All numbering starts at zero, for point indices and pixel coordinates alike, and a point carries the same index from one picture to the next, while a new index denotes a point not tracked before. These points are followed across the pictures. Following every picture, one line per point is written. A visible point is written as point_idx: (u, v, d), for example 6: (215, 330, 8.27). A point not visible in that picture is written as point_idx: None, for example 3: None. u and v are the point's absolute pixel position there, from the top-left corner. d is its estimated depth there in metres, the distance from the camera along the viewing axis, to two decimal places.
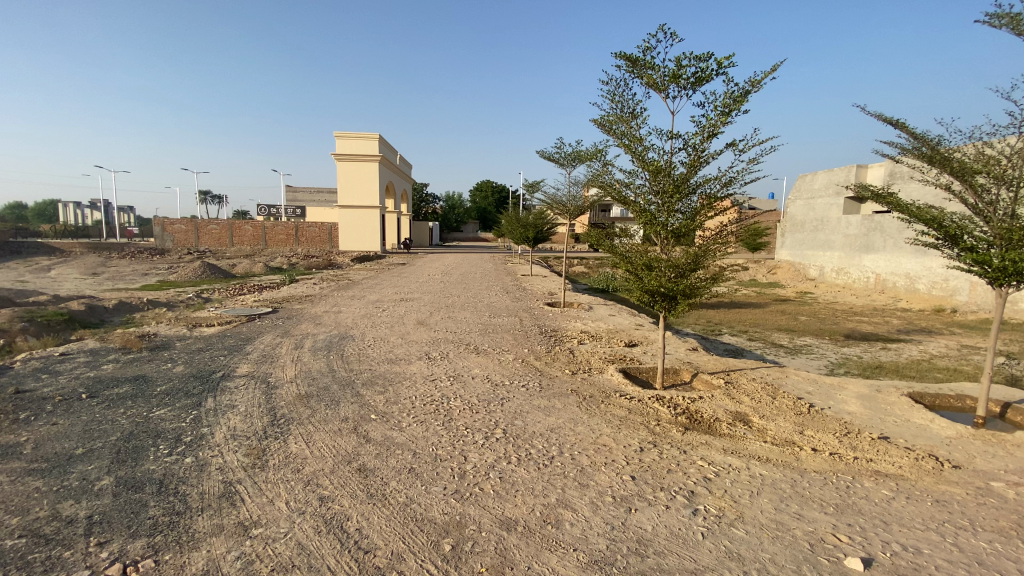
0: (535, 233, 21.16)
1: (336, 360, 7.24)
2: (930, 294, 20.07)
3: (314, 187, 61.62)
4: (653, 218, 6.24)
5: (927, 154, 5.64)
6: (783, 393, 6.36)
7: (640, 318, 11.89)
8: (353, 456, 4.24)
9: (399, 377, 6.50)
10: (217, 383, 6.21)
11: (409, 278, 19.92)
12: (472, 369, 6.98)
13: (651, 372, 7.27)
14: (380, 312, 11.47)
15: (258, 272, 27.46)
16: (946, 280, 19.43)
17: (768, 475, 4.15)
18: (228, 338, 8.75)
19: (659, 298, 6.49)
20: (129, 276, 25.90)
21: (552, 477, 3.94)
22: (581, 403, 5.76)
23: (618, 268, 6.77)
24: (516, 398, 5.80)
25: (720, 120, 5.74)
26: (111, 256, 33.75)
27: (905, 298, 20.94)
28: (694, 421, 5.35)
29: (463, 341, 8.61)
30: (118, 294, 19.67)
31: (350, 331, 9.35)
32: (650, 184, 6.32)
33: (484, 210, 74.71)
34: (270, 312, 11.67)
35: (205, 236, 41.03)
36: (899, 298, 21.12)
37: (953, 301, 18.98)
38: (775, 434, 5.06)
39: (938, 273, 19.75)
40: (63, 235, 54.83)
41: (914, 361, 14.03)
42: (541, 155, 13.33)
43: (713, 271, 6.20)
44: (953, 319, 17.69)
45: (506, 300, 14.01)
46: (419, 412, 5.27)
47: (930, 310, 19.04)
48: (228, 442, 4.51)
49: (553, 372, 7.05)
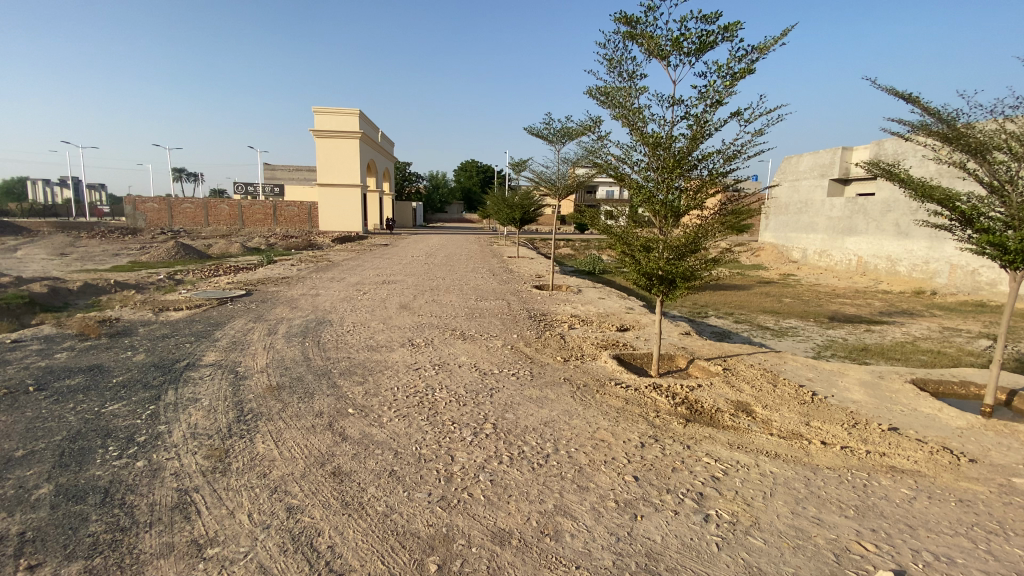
0: (521, 214, 20.65)
1: (312, 348, 6.76)
2: (910, 276, 20.18)
3: (292, 165, 59.79)
4: (652, 195, 5.79)
5: (941, 131, 5.29)
6: (783, 380, 6.09)
7: (631, 301, 11.58)
8: (327, 458, 3.83)
9: (380, 366, 6.07)
10: (180, 373, 5.70)
11: (391, 259, 19.34)
12: (458, 356, 6.58)
13: (646, 359, 6.95)
14: (361, 295, 10.96)
15: (235, 253, 26.52)
16: (927, 262, 19.50)
17: (780, 473, 3.85)
18: (197, 324, 8.19)
19: (656, 281, 6.10)
20: (98, 256, 24.82)
21: (547, 479, 3.57)
22: (575, 393, 5.40)
23: (613, 249, 6.36)
24: (506, 388, 5.42)
25: (726, 89, 5.30)
26: (80, 236, 32.36)
27: (886, 280, 21.06)
28: (694, 412, 5.04)
29: (449, 326, 8.18)
30: (85, 276, 18.74)
31: (328, 315, 8.85)
32: (648, 159, 5.87)
33: (469, 190, 73.78)
34: (244, 295, 11.07)
35: (179, 215, 39.59)
36: (880, 281, 21.25)
37: (932, 284, 19.12)
38: (781, 426, 4.78)
39: (919, 256, 19.81)
40: (30, 213, 52.53)
41: (898, 344, 14.05)
42: (529, 131, 12.76)
43: (715, 252, 5.81)
44: (933, 301, 17.82)
45: (492, 283, 13.58)
46: (401, 405, 4.86)
47: (910, 292, 19.17)
48: (187, 444, 4.04)
49: (544, 359, 6.69)
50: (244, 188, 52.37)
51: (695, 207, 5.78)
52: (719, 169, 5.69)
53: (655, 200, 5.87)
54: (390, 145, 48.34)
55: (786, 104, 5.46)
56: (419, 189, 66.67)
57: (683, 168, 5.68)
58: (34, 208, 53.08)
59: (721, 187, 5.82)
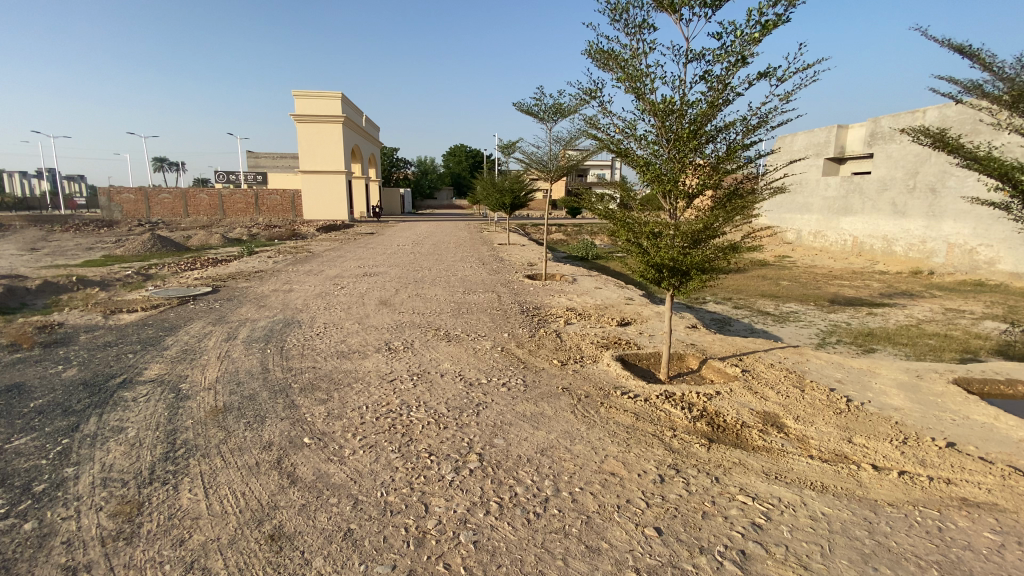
0: (511, 199, 19.75)
1: (273, 356, 5.90)
2: (907, 256, 19.57)
3: (276, 153, 58.01)
4: (662, 172, 4.94)
5: (1003, 93, 4.53)
6: (811, 382, 5.35)
7: (630, 291, 10.81)
8: (267, 513, 3.02)
9: (348, 378, 5.24)
10: (111, 394, 4.83)
11: (375, 250, 18.38)
12: (440, 362, 5.76)
13: (653, 359, 6.17)
14: (338, 290, 10.06)
15: (214, 244, 25.36)
16: (924, 241, 18.86)
17: (834, 516, 3.13)
18: (148, 329, 7.27)
19: (666, 274, 5.25)
20: (69, 251, 23.61)
21: (545, 539, 2.79)
22: (575, 407, 4.61)
23: (616, 237, 5.52)
24: (496, 403, 4.61)
25: (751, 43, 4.44)
26: (53, 230, 30.97)
27: (882, 260, 20.46)
28: (717, 428, 4.28)
29: (431, 326, 7.35)
30: (51, 273, 17.61)
31: (299, 315, 7.98)
32: (658, 131, 5.02)
33: (458, 176, 72.55)
34: (210, 292, 10.13)
35: (157, 206, 38.11)
36: (876, 261, 20.65)
37: (930, 263, 18.53)
38: (820, 446, 4.05)
39: (915, 235, 19.17)
40: (3, 208, 50.61)
41: (903, 327, 13.41)
42: (517, 108, 11.79)
43: (734, 242, 4.94)
44: (932, 281, 17.24)
45: (481, 273, 12.72)
46: (367, 432, 4.04)
47: (907, 273, 18.58)
48: (93, 495, 3.20)
49: (539, 363, 5.87)
50: (226, 176, 50.66)
51: (713, 186, 4.90)
52: (741, 141, 4.83)
53: (665, 176, 5.00)
54: (375, 131, 46.88)
55: (824, 64, 4.60)
56: (406, 175, 65.10)
57: (698, 140, 4.83)
58: (10, 202, 51.19)
59: (742, 162, 4.95)
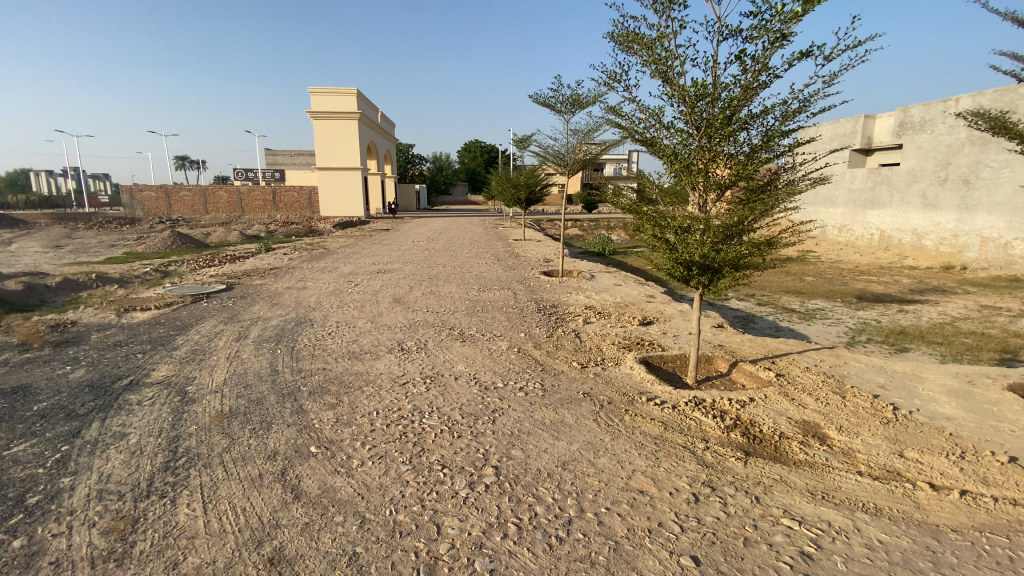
0: (527, 194, 19.43)
1: (283, 357, 5.72)
2: (937, 251, 18.66)
3: (293, 149, 58.40)
4: (692, 161, 4.59)
5: None
6: (852, 388, 4.98)
7: (650, 288, 10.43)
8: (268, 533, 2.79)
9: (360, 380, 5.03)
10: (116, 397, 4.67)
11: (389, 246, 18.22)
12: (455, 364, 5.50)
13: (679, 362, 5.84)
14: (351, 287, 9.89)
15: (233, 241, 25.54)
16: (955, 236, 17.94)
17: (892, 544, 2.79)
18: (160, 328, 7.16)
19: (696, 272, 4.89)
20: (92, 248, 24.00)
21: (569, 569, 2.51)
22: (598, 415, 4.31)
23: (640, 233, 5.17)
24: (513, 410, 4.35)
25: (794, 18, 4.06)
26: (78, 227, 31.56)
27: (911, 255, 19.52)
28: (753, 440, 3.95)
29: (445, 325, 7.11)
30: (73, 270, 17.84)
31: (311, 313, 7.80)
32: (687, 118, 4.67)
33: (473, 171, 72.34)
34: (224, 289, 10.02)
35: (177, 203, 38.64)
36: (904, 256, 19.73)
37: (962, 258, 17.63)
38: (868, 461, 3.70)
39: (947, 229, 18.24)
40: (32, 206, 51.94)
41: (936, 325, 12.78)
42: (534, 99, 11.45)
43: (770, 238, 4.57)
44: (964, 277, 16.45)
45: (496, 270, 12.46)
46: (376, 441, 3.80)
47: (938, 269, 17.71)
48: (87, 509, 3.02)
49: (558, 366, 5.57)
50: (245, 174, 51.25)
51: (749, 175, 4.54)
52: (779, 128, 4.47)
53: (696, 165, 4.65)
54: (390, 127, 46.84)
55: (872, 42, 4.23)
56: (421, 171, 65.06)
57: (732, 127, 4.47)
58: (38, 201, 52.42)
59: (780, 149, 4.58)
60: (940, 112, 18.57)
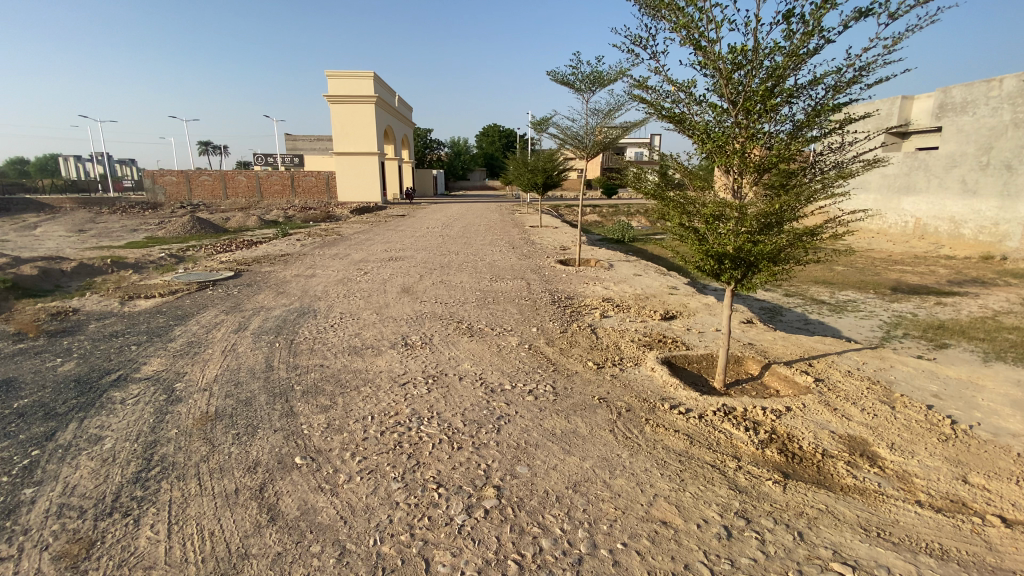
0: (544, 178, 18.85)
1: (280, 351, 5.40)
2: (976, 240, 17.36)
3: (312, 135, 58.39)
4: (727, 139, 4.08)
5: None
6: (903, 398, 4.45)
7: (673, 279, 9.87)
8: (235, 565, 2.46)
9: (358, 378, 4.67)
10: (100, 394, 4.42)
11: (404, 232, 17.88)
12: (460, 362, 5.10)
13: (705, 363, 5.35)
14: (360, 276, 9.57)
15: (250, 226, 25.57)
16: (996, 224, 16.65)
17: None
18: (160, 317, 6.93)
19: (728, 266, 4.38)
20: (114, 232, 24.30)
21: None
22: (615, 425, 3.88)
23: (666, 222, 4.66)
24: (521, 417, 3.94)
25: None
26: (102, 212, 32.04)
27: (947, 245, 18.25)
28: (793, 459, 3.48)
29: (454, 317, 6.72)
30: (94, 254, 17.98)
31: (315, 303, 7.49)
32: (722, 91, 4.14)
33: (492, 156, 71.52)
34: (231, 277, 9.81)
35: (198, 188, 38.98)
36: (940, 246, 18.43)
37: (1002, 248, 16.40)
38: (930, 488, 3.20)
39: (988, 216, 16.92)
40: (61, 190, 53.20)
41: (977, 319, 11.95)
42: (552, 78, 10.87)
43: (813, 228, 4.03)
44: (1005, 268, 15.41)
45: (511, 258, 12.02)
46: (368, 451, 3.44)
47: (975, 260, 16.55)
48: (43, 528, 2.75)
49: (572, 365, 5.13)
50: (265, 159, 51.49)
51: (791, 155, 4.00)
52: (829, 101, 3.91)
53: (730, 143, 4.12)
54: (407, 111, 46.36)
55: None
56: (439, 156, 64.51)
57: (774, 101, 3.93)
58: (67, 185, 53.55)
59: (829, 125, 4.02)
60: (983, 93, 17.05)
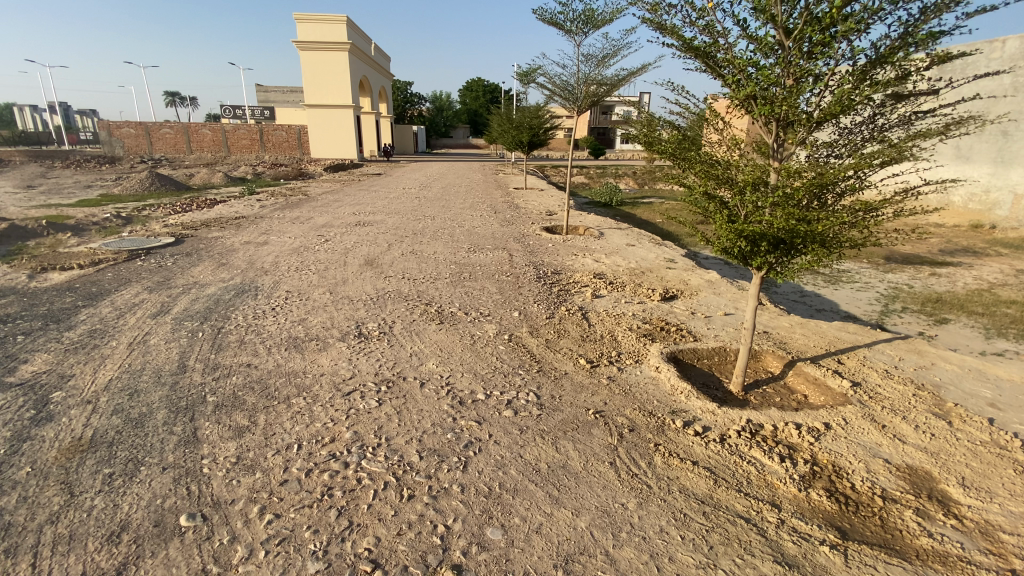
0: (529, 136, 17.51)
1: (202, 344, 4.39)
2: (965, 208, 16.26)
3: (286, 86, 54.91)
4: (773, 80, 3.10)
5: None
6: (958, 409, 3.68)
7: (669, 250, 8.99)
8: None
9: (290, 384, 3.71)
10: None
11: (378, 193, 16.57)
12: (423, 360, 4.18)
13: (715, 359, 4.53)
14: (319, 244, 8.47)
15: (214, 183, 23.76)
16: (987, 191, 15.59)
17: None
18: (69, 295, 5.80)
19: (764, 249, 3.41)
20: (62, 188, 22.38)
21: None
22: (617, 455, 3.00)
23: (688, 192, 3.66)
24: (495, 444, 3.04)
25: None
26: (55, 166, 29.62)
27: (935, 212, 17.07)
28: (848, 510, 2.66)
29: (421, 298, 5.75)
30: (38, 213, 16.32)
31: (260, 278, 6.41)
32: (772, 13, 3.13)
33: (474, 112, 68.57)
34: (172, 244, 8.60)
35: (159, 141, 36.34)
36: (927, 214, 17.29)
37: (991, 217, 15.47)
38: None
39: (979, 182, 15.79)
40: (12, 141, 49.57)
41: (974, 292, 11.34)
42: (539, 17, 9.50)
43: (881, 203, 3.07)
44: (995, 238, 14.69)
45: (492, 224, 10.98)
46: (285, 505, 2.52)
47: (964, 228, 15.59)
48: None
49: (560, 364, 4.22)
50: (232, 111, 48.23)
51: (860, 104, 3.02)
52: (917, 28, 2.89)
53: (777, 86, 3.15)
54: (384, 61, 43.52)
55: None
56: (420, 111, 61.52)
57: (843, 25, 2.90)
58: (19, 137, 49.70)
59: (913, 64, 3.02)
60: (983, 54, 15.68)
